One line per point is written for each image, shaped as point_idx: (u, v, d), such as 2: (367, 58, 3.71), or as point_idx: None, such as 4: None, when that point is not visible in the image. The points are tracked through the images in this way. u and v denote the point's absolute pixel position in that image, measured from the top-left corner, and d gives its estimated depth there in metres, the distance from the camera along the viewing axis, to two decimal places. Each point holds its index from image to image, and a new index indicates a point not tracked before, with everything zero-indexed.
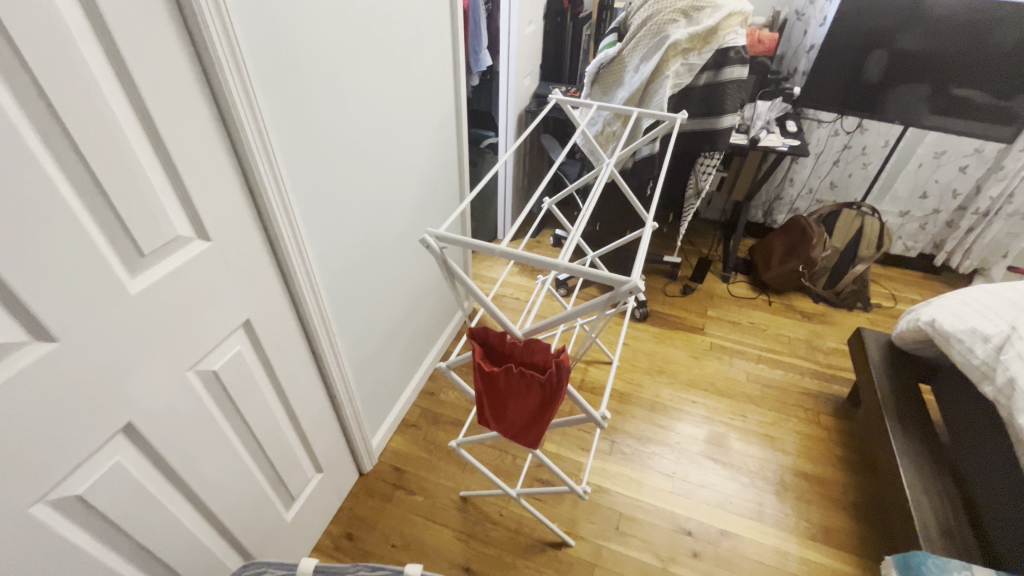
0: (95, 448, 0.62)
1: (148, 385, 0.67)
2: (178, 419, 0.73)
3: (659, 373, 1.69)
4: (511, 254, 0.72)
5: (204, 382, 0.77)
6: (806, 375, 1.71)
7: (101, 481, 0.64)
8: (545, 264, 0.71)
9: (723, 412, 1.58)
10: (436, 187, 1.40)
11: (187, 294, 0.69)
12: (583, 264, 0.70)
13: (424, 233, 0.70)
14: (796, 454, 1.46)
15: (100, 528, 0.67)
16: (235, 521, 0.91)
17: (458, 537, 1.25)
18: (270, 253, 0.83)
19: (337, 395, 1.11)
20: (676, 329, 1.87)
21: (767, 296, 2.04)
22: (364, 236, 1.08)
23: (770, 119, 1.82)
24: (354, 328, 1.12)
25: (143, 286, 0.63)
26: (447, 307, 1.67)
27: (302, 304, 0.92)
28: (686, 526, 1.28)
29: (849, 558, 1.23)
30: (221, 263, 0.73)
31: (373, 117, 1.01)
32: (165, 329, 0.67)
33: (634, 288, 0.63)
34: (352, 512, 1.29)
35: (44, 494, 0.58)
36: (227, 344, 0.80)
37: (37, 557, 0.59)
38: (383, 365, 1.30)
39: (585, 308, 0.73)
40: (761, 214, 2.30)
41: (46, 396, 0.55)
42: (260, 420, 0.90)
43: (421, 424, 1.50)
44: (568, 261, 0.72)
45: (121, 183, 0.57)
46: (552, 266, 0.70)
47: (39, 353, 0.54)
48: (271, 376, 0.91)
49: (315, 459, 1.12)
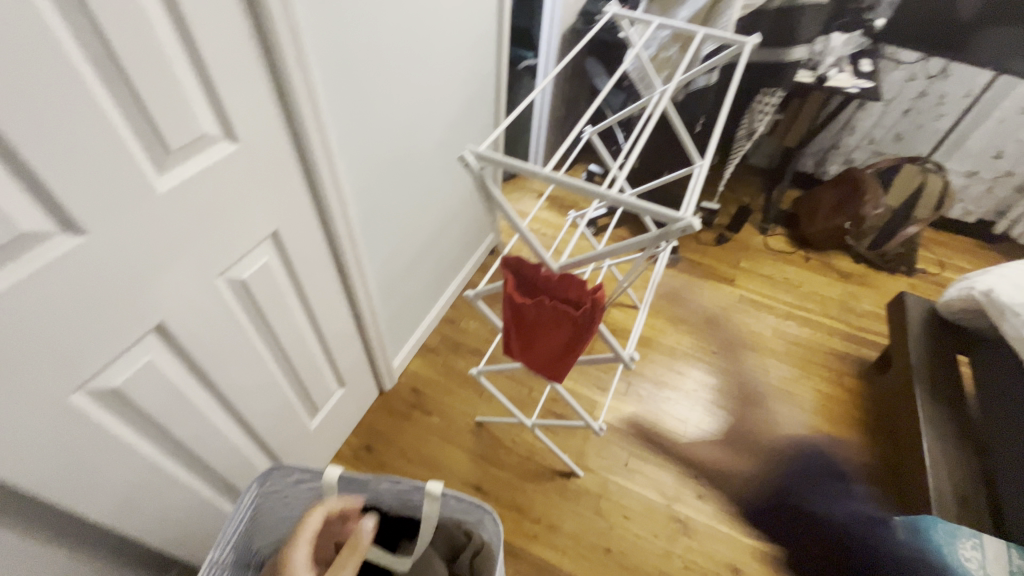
0: (127, 344, 0.63)
1: (177, 288, 0.66)
2: (207, 324, 0.73)
3: (683, 321, 1.66)
4: (555, 180, 0.67)
5: (232, 290, 0.77)
6: (834, 336, 1.66)
7: (135, 377, 0.65)
8: (591, 192, 0.66)
9: (743, 365, 1.56)
10: (470, 108, 1.31)
11: (214, 197, 0.66)
12: (632, 196, 0.65)
13: (464, 150, 0.65)
14: (813, 412, 1.45)
15: (135, 420, 0.69)
16: (262, 424, 0.94)
17: (471, 458, 1.31)
18: (299, 163, 0.79)
19: (361, 316, 1.12)
20: (705, 278, 1.81)
21: (805, 252, 1.95)
22: (394, 154, 1.03)
23: (842, 56, 1.62)
24: (380, 250, 1.10)
25: (170, 185, 0.60)
26: (473, 236, 1.64)
27: (330, 219, 0.89)
28: (694, 469, 1.31)
29: (852, 514, 1.25)
30: (249, 168, 0.70)
31: (410, 20, 0.92)
32: (193, 232, 0.65)
33: (687, 226, 0.58)
34: (371, 426, 1.34)
35: (82, 384, 0.60)
36: (255, 254, 0.78)
37: (78, 441, 0.62)
38: (408, 290, 1.30)
39: (628, 244, 0.68)
40: (812, 164, 2.12)
41: (79, 290, 0.54)
42: (286, 332, 0.91)
43: (440, 350, 1.52)
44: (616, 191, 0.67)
45: (146, 70, 0.52)
46: (598, 195, 0.65)
47: (66, 247, 0.52)
48: (297, 290, 0.91)
49: (339, 374, 1.15)
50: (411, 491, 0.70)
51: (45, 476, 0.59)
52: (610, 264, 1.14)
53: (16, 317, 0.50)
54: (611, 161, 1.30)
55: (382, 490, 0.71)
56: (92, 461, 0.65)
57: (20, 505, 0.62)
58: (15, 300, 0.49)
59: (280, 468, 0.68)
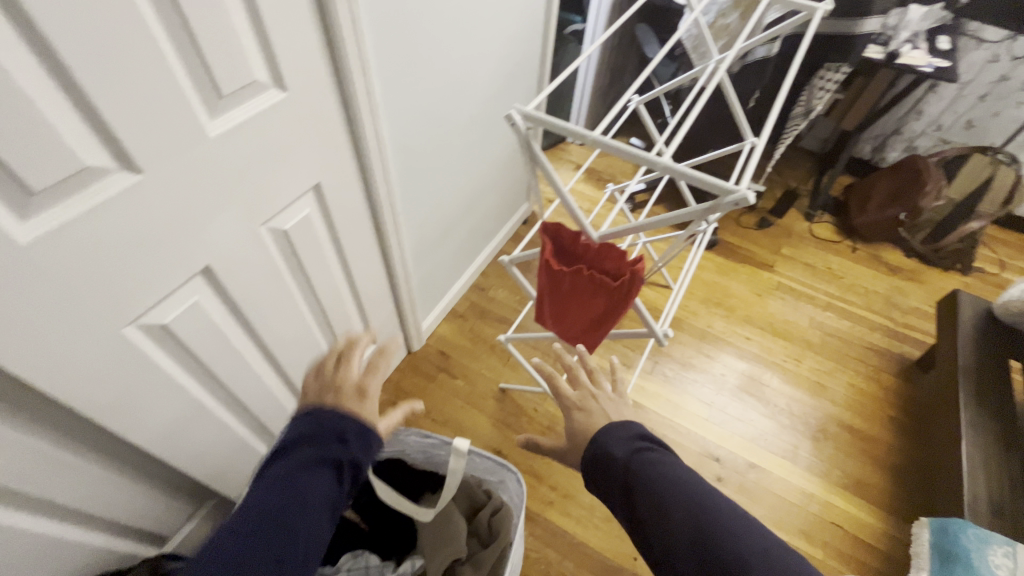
0: (177, 284, 0.65)
1: (223, 233, 0.68)
2: (250, 270, 0.75)
3: (716, 305, 1.62)
4: (603, 145, 0.65)
5: (275, 240, 0.78)
6: (875, 330, 1.60)
7: (182, 316, 0.68)
8: (640, 160, 0.63)
9: (775, 353, 1.52)
10: (515, 71, 1.27)
11: (261, 145, 0.67)
12: (683, 166, 0.62)
13: (511, 109, 0.63)
14: (844, 406, 1.41)
15: (182, 357, 0.72)
16: (297, 372, 0.98)
17: (493, 423, 1.33)
18: (344, 117, 0.79)
19: (395, 276, 1.13)
20: (743, 262, 1.76)
21: (852, 242, 1.86)
22: (437, 114, 1.02)
23: (918, 31, 1.50)
24: (417, 211, 1.10)
25: (221, 130, 0.61)
26: (508, 204, 1.62)
27: (370, 175, 0.89)
28: (715, 453, 1.30)
29: (877, 512, 1.23)
30: (296, 118, 0.70)
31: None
32: (240, 179, 0.66)
33: (741, 200, 0.56)
34: (398, 384, 1.38)
35: (134, 318, 0.62)
36: (298, 205, 0.79)
37: (131, 371, 0.65)
38: (440, 254, 1.30)
39: (676, 215, 0.65)
40: (869, 150, 2.00)
41: (133, 227, 0.56)
42: (323, 286, 0.92)
43: (468, 316, 1.54)
44: (667, 160, 0.64)
45: (203, 11, 0.52)
46: (648, 163, 0.63)
47: (124, 184, 0.54)
48: (336, 245, 0.92)
49: (370, 331, 1.17)
50: (438, 446, 0.72)
51: (100, 402, 0.63)
52: (648, 240, 1.11)
53: (77, 249, 0.52)
54: (657, 134, 1.25)
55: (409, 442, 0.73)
56: (141, 392, 0.68)
57: (76, 426, 0.66)
58: (76, 233, 0.51)
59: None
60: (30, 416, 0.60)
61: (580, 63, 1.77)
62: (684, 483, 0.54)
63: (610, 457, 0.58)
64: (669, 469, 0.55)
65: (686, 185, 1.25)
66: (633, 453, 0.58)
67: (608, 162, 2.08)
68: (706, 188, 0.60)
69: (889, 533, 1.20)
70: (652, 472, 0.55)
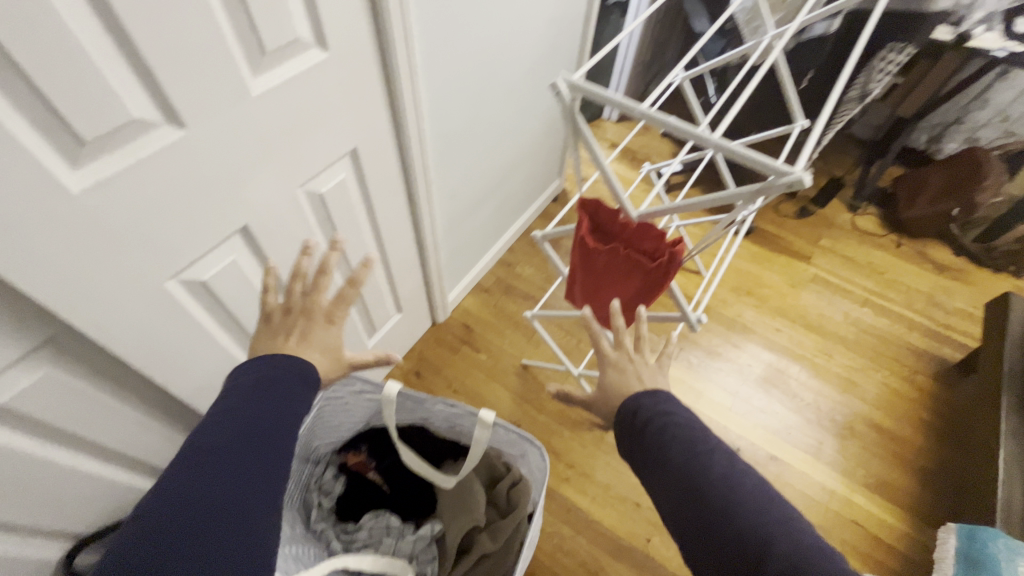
0: (217, 242, 0.67)
1: (262, 194, 0.69)
2: (287, 232, 0.76)
3: (748, 294, 1.58)
4: (651, 120, 0.63)
5: (311, 203, 0.79)
6: (914, 330, 1.53)
7: (221, 274, 0.70)
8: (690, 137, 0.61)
9: (806, 347, 1.47)
10: (557, 42, 1.23)
11: (300, 106, 0.66)
12: (735, 144, 0.59)
13: (557, 77, 0.62)
14: (874, 405, 1.37)
15: (219, 314, 0.74)
16: None
17: (513, 398, 1.34)
18: (384, 82, 0.78)
19: (424, 246, 1.13)
20: (779, 252, 1.70)
21: (898, 237, 1.77)
22: (476, 82, 0.99)
23: (995, 12, 1.38)
24: (451, 183, 1.09)
25: (263, 89, 0.60)
26: (538, 180, 1.60)
27: (406, 143, 0.89)
28: (736, 443, 1.28)
29: (900, 514, 1.20)
30: (337, 81, 0.69)
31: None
32: (279, 140, 0.66)
33: (797, 180, 0.53)
34: (422, 354, 1.40)
35: (176, 272, 0.64)
36: (334, 169, 0.79)
37: (172, 324, 0.67)
38: (470, 227, 1.30)
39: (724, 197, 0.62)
40: (924, 140, 1.87)
41: (177, 183, 0.57)
42: (355, 252, 0.93)
43: (494, 290, 1.54)
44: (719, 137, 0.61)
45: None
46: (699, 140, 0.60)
47: (170, 139, 0.54)
48: (369, 211, 0.92)
49: (398, 300, 1.18)
50: (463, 416, 0.72)
51: (142, 351, 0.65)
52: (683, 222, 1.08)
53: (125, 202, 0.53)
54: (699, 114, 1.19)
55: (434, 411, 0.73)
56: (180, 345, 0.70)
57: (120, 374, 0.69)
58: (126, 185, 0.52)
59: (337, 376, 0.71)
60: (78, 361, 0.62)
61: (623, 37, 1.71)
62: (699, 448, 0.55)
63: (634, 415, 0.61)
64: (686, 433, 0.56)
65: (726, 168, 1.20)
66: (657, 415, 0.59)
67: (644, 142, 2.03)
68: (759, 167, 0.58)
69: (911, 536, 1.17)
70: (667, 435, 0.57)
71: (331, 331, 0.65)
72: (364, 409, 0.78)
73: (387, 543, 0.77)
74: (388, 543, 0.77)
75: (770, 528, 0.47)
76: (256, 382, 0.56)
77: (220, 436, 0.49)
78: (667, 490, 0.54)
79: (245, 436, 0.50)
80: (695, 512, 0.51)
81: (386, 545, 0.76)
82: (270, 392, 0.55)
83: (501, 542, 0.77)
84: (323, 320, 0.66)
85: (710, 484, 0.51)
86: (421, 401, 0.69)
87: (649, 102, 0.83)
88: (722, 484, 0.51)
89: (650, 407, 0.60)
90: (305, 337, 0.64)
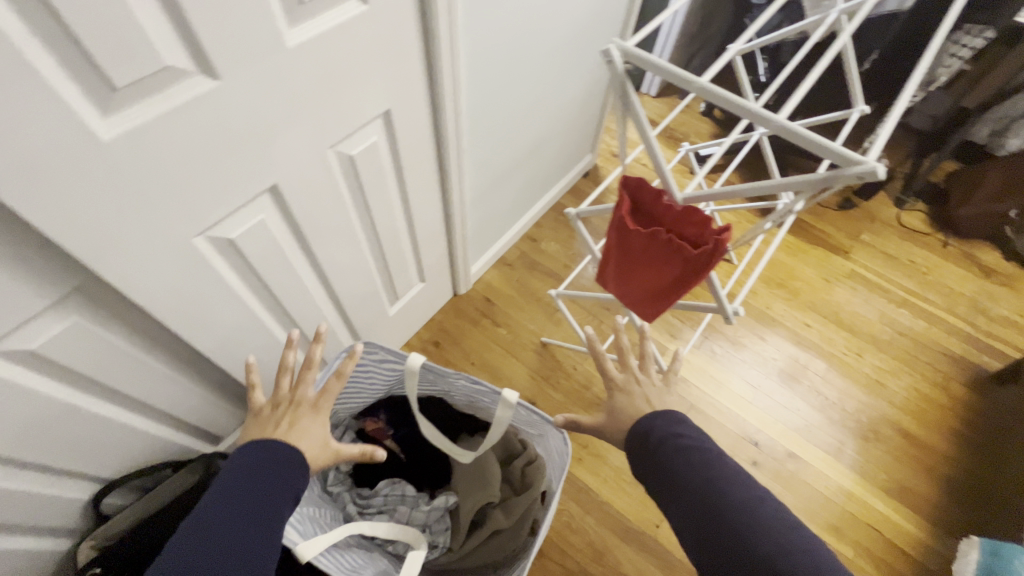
0: (247, 199, 0.65)
1: (293, 153, 0.66)
2: (317, 194, 0.74)
3: (779, 287, 1.52)
4: (708, 94, 0.57)
5: (341, 165, 0.76)
6: (952, 335, 1.47)
7: (249, 233, 0.68)
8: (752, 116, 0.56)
9: (835, 345, 1.42)
10: (604, 6, 1.15)
11: (336, 62, 0.63)
12: (801, 127, 0.54)
13: (609, 43, 0.57)
14: (902, 409, 1.33)
15: (245, 273, 0.73)
16: (349, 300, 0.99)
17: (531, 375, 1.33)
18: (422, 40, 0.74)
19: (451, 216, 1.10)
20: (815, 244, 1.63)
21: (945, 236, 1.68)
22: (516, 46, 0.94)
23: None
24: (482, 152, 1.05)
25: (300, 41, 0.57)
26: (570, 154, 1.55)
27: (441, 107, 0.85)
28: (755, 437, 1.26)
29: (919, 522, 1.17)
30: (374, 36, 0.66)
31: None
32: (312, 96, 0.64)
33: (870, 171, 0.48)
34: (441, 325, 1.39)
35: (204, 229, 0.63)
36: (366, 131, 0.76)
37: (199, 281, 0.67)
38: (498, 199, 1.26)
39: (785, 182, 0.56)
40: None
41: (208, 136, 0.55)
42: (382, 218, 0.91)
43: (517, 265, 1.51)
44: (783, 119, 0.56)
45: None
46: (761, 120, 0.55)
47: (203, 88, 0.52)
48: (398, 177, 0.89)
49: (421, 269, 1.17)
50: (485, 394, 0.71)
51: (168, 306, 0.65)
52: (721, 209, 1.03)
53: (155, 153, 0.52)
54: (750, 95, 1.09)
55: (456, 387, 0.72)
56: (207, 302, 0.70)
57: (147, 327, 0.69)
58: (156, 135, 0.50)
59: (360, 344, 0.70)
60: (107, 312, 0.62)
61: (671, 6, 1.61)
62: (713, 469, 0.55)
63: (648, 434, 0.61)
64: (700, 455, 0.57)
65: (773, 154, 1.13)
66: (670, 437, 0.60)
67: (682, 120, 1.94)
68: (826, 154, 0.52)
69: (928, 543, 1.15)
70: (684, 454, 0.57)
71: (319, 422, 0.63)
72: (384, 379, 0.77)
73: (401, 512, 0.77)
74: (402, 511, 0.77)
75: (785, 547, 0.48)
76: (256, 467, 0.56)
77: (220, 517, 0.51)
78: (682, 505, 0.54)
79: (245, 518, 0.52)
80: (714, 529, 0.52)
81: (401, 513, 0.77)
82: (266, 479, 0.55)
83: (513, 519, 0.78)
84: (310, 408, 0.64)
85: (728, 509, 0.52)
86: (444, 375, 0.68)
87: (703, 75, 0.78)
88: (741, 504, 0.52)
89: (664, 426, 0.61)
90: (293, 427, 0.62)
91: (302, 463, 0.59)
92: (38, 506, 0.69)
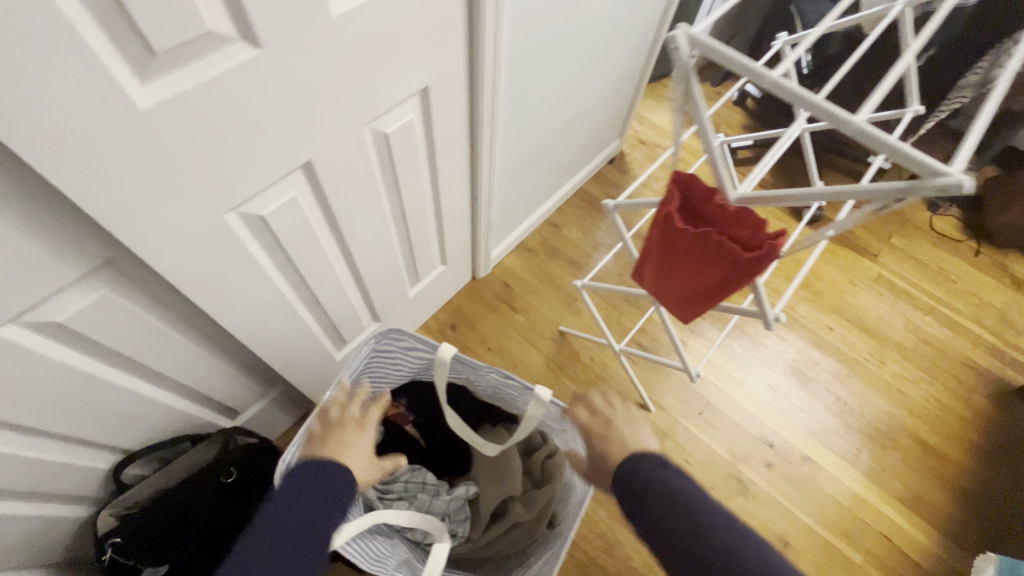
0: (280, 175, 0.62)
1: (330, 128, 0.63)
2: (350, 172, 0.71)
3: (803, 288, 1.49)
4: (780, 88, 0.53)
5: (376, 143, 0.73)
6: (978, 346, 1.44)
7: (281, 210, 0.66)
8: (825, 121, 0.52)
9: (858, 350, 1.40)
10: None
11: (378, 33, 0.60)
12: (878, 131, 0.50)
13: (675, 28, 0.54)
14: (922, 419, 1.31)
15: (273, 251, 0.71)
16: (373, 280, 0.97)
17: (547, 363, 1.32)
18: (465, 14, 0.70)
19: (478, 199, 1.07)
20: (843, 245, 1.59)
21: (978, 244, 1.63)
22: (559, 24, 0.90)
23: None
24: (515, 133, 1.02)
25: (344, 9, 0.54)
26: (598, 139, 1.50)
27: (479, 86, 0.81)
28: (770, 439, 1.25)
29: (931, 533, 1.16)
30: (420, 7, 0.62)
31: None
32: (353, 69, 0.60)
33: (956, 184, 0.45)
34: (459, 307, 1.37)
35: (237, 205, 0.60)
36: (403, 108, 0.73)
37: (228, 258, 0.65)
38: (525, 183, 1.23)
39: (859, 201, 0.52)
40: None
41: (247, 109, 0.52)
42: (412, 199, 0.88)
43: (538, 251, 1.48)
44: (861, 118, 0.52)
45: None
46: (836, 124, 0.51)
47: (244, 57, 0.49)
48: (430, 157, 0.86)
49: (443, 252, 1.14)
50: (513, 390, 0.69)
51: (197, 283, 0.63)
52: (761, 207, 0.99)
53: (192, 125, 0.49)
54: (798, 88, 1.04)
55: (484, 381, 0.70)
56: (235, 279, 0.68)
57: (174, 303, 0.68)
58: (194, 105, 0.48)
59: (385, 333, 0.68)
60: (135, 286, 0.60)
61: None
62: None
63: (631, 479, 0.58)
64: (687, 499, 0.54)
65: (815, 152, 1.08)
66: (655, 478, 0.57)
67: (712, 109, 1.88)
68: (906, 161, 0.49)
69: (940, 554, 1.14)
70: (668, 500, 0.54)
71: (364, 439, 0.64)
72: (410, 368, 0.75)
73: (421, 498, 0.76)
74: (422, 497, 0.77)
75: None
76: (304, 486, 0.56)
77: (273, 545, 0.51)
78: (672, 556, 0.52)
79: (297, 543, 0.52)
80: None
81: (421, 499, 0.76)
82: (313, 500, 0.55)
83: (534, 512, 0.77)
84: (355, 425, 0.65)
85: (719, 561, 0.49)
86: (476, 368, 0.66)
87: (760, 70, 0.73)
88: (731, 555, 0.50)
89: (646, 468, 0.58)
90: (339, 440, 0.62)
91: (349, 476, 0.59)
92: (61, 475, 0.69)
